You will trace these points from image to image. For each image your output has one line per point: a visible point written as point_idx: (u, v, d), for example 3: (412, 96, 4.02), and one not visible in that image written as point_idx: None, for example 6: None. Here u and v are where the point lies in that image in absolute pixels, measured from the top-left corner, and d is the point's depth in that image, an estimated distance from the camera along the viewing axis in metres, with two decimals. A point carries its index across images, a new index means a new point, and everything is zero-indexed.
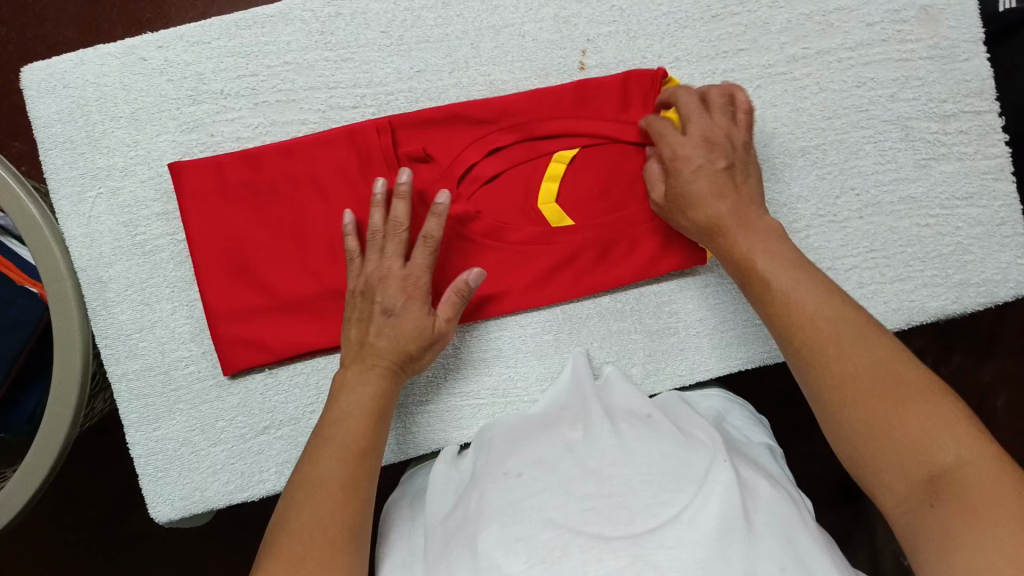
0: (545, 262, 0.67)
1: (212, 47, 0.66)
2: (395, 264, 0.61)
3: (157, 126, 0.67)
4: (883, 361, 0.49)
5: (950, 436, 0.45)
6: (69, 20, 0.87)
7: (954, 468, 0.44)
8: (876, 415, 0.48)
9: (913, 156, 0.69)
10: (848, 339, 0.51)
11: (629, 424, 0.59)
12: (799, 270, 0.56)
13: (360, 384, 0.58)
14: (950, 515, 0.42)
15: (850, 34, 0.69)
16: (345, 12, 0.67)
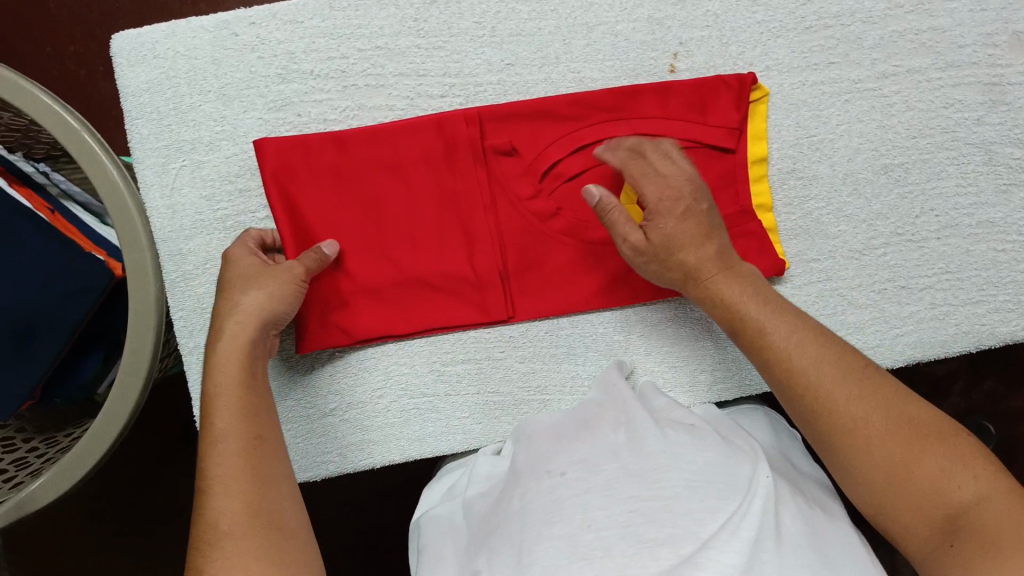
0: (621, 264, 0.67)
1: (306, 27, 0.66)
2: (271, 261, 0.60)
3: (245, 102, 0.67)
4: (887, 407, 0.51)
5: (967, 474, 0.47)
6: None
7: (974, 507, 0.46)
8: (891, 457, 0.49)
9: (995, 180, 0.69)
10: (852, 387, 0.52)
11: (677, 428, 0.57)
12: (786, 317, 0.56)
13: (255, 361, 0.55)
14: (968, 552, 0.44)
15: (941, 55, 0.69)
16: (440, 0, 0.67)
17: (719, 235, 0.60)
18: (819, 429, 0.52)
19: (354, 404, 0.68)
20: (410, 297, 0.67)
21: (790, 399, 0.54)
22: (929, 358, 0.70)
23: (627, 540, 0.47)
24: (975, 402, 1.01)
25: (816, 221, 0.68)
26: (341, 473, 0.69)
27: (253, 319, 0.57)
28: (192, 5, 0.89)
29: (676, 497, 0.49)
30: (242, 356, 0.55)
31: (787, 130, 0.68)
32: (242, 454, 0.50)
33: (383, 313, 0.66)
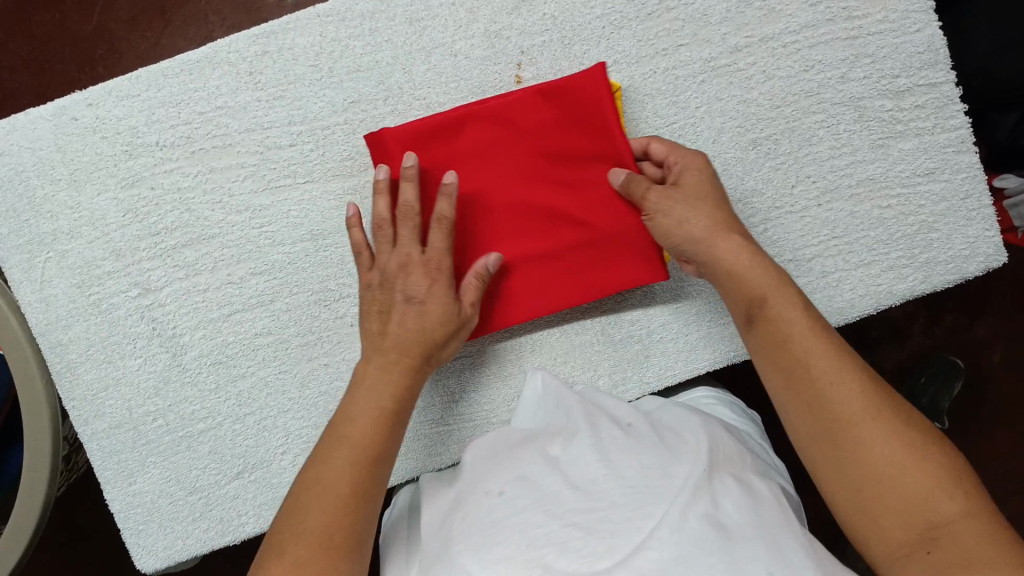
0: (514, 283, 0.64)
1: (142, 99, 0.65)
2: (414, 250, 0.59)
3: (97, 185, 0.66)
4: (881, 407, 0.49)
5: (952, 491, 0.46)
6: (23, 64, 0.90)
7: (951, 523, 0.45)
8: (886, 462, 0.47)
9: (869, 137, 0.67)
10: (841, 379, 0.50)
11: (609, 439, 0.55)
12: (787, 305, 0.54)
13: (381, 379, 0.57)
14: (943, 572, 0.43)
15: (793, 18, 0.66)
16: (272, 50, 0.65)
17: (722, 212, 0.59)
18: (810, 419, 0.51)
19: (259, 464, 0.68)
20: None
21: (782, 390, 0.53)
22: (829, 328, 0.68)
23: (568, 556, 0.44)
24: (938, 338, 0.97)
25: None
26: (261, 532, 0.69)
27: (376, 412, 0.56)
28: (90, 69, 0.90)
29: (612, 504, 0.48)
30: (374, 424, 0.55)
31: (647, 121, 0.67)
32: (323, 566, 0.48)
33: None
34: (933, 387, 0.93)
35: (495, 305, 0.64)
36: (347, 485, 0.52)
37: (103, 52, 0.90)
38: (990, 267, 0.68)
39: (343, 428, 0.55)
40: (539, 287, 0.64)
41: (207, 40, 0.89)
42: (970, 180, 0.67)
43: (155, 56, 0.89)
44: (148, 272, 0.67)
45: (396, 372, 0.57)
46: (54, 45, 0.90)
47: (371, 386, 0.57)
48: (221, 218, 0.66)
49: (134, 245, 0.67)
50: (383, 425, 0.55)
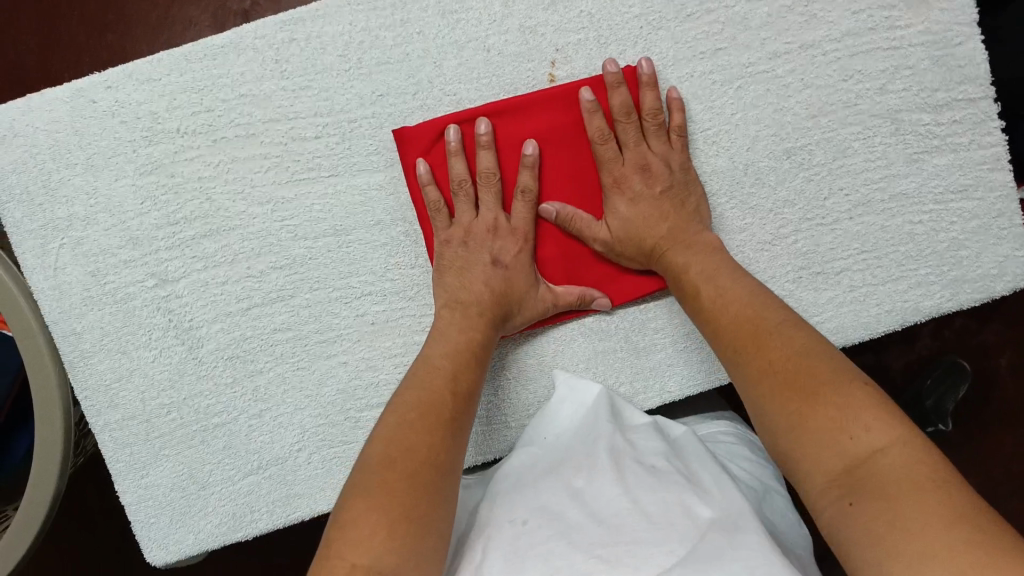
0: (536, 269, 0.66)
1: (163, 84, 0.63)
2: (500, 214, 0.64)
3: (115, 170, 0.64)
4: (800, 356, 0.50)
5: (862, 423, 0.45)
6: (30, 29, 0.86)
7: (872, 459, 0.43)
8: (791, 411, 0.48)
9: (905, 150, 0.66)
10: (777, 339, 0.52)
11: (632, 469, 0.54)
12: (724, 278, 0.59)
13: (452, 333, 0.60)
14: (866, 510, 0.41)
15: (834, 25, 0.65)
16: (299, 38, 0.63)
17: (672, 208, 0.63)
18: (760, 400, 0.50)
19: (275, 460, 0.67)
20: None
21: (745, 367, 0.52)
22: (853, 343, 0.68)
23: None
24: (947, 340, 0.97)
25: (720, 217, 0.66)
26: (273, 529, 0.69)
27: (445, 387, 0.56)
28: (99, 37, 0.86)
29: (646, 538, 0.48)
30: (456, 362, 0.58)
31: None
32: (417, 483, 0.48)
33: None
34: (940, 388, 0.94)
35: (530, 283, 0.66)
36: (431, 453, 0.51)
37: (112, 19, 0.86)
38: (1019, 287, 0.67)
39: (423, 372, 0.57)
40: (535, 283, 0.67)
41: (221, 11, 0.85)
42: (1003, 198, 0.66)
43: (168, 25, 0.85)
44: (165, 262, 0.65)
45: (476, 324, 0.61)
46: (60, 11, 0.86)
47: (449, 336, 0.60)
48: (242, 210, 0.65)
49: (152, 234, 0.65)
50: (457, 405, 0.55)
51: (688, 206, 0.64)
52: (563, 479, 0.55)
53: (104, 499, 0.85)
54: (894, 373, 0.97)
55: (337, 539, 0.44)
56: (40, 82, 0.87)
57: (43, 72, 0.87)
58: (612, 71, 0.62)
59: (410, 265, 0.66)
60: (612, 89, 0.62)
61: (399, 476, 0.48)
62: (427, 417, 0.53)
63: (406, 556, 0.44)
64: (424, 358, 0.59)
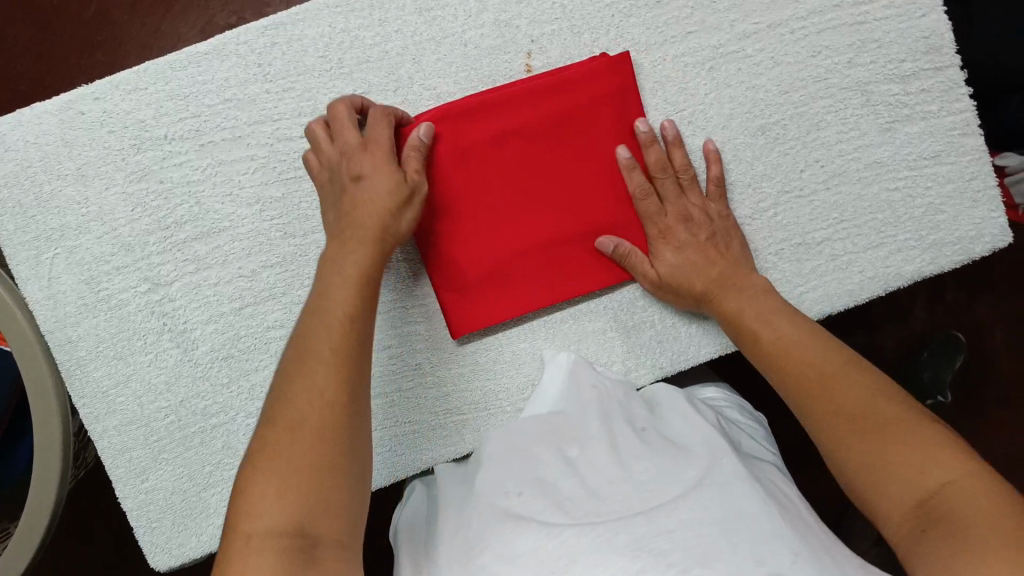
0: (539, 263, 0.66)
1: (150, 93, 0.65)
2: (352, 139, 0.58)
3: (105, 179, 0.66)
4: (870, 399, 0.51)
5: (934, 463, 0.46)
6: (23, 50, 0.89)
7: (944, 493, 0.45)
8: (864, 451, 0.49)
9: (876, 120, 0.68)
10: (841, 385, 0.53)
11: (623, 441, 0.56)
12: (779, 321, 0.59)
13: (344, 256, 0.56)
14: (942, 543, 0.42)
15: (800, 4, 0.67)
16: (280, 41, 0.65)
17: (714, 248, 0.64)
18: (824, 413, 0.52)
19: None
20: (456, 299, 0.66)
21: (795, 387, 0.55)
22: (840, 310, 0.69)
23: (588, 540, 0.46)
24: (940, 316, 0.99)
25: None
26: None
27: (341, 317, 0.52)
28: (90, 56, 0.89)
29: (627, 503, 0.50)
30: (354, 279, 0.55)
31: (657, 109, 0.67)
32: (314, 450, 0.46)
33: (466, 304, 0.66)
34: (936, 361, 0.96)
35: (535, 279, 0.66)
36: (320, 392, 0.49)
37: (103, 39, 0.89)
38: (997, 248, 0.69)
39: (324, 296, 0.54)
40: (535, 279, 0.66)
41: (207, 26, 0.89)
42: (976, 162, 0.68)
43: (158, 42, 0.89)
44: (158, 267, 0.66)
45: (360, 244, 0.56)
46: (51, 32, 0.89)
47: (340, 264, 0.56)
48: (231, 211, 0.66)
49: (144, 240, 0.66)
50: (350, 327, 0.52)
51: (732, 251, 0.65)
52: (553, 445, 0.57)
53: (107, 515, 0.85)
54: (889, 351, 0.99)
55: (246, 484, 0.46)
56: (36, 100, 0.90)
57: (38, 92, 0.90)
58: (643, 130, 0.63)
59: (400, 257, 0.67)
60: (646, 147, 0.64)
61: (303, 423, 0.47)
62: (322, 344, 0.51)
63: (300, 513, 0.44)
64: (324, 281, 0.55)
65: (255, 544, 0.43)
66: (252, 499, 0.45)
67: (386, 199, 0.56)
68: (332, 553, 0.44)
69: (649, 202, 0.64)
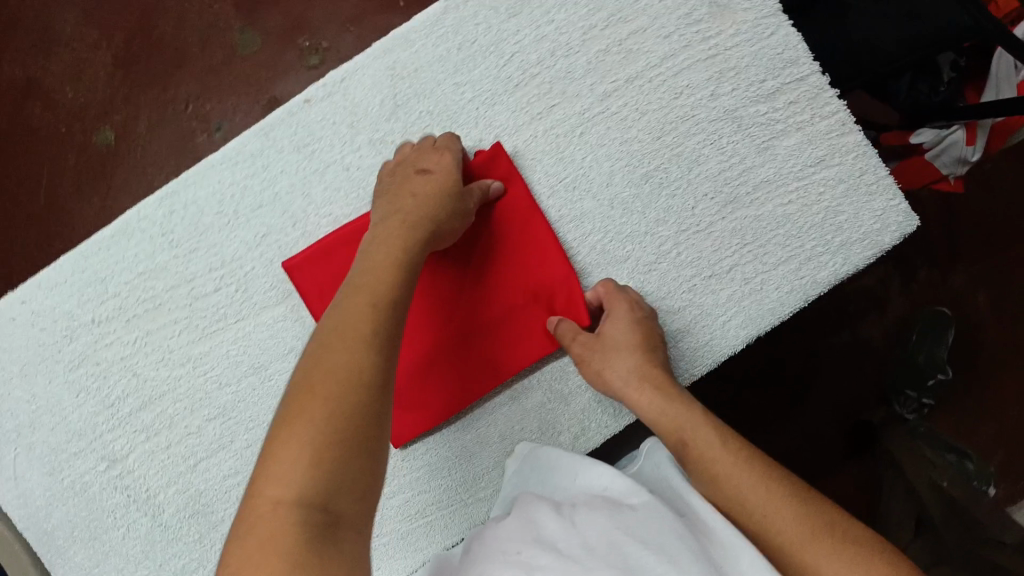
0: (466, 361, 0.68)
1: (70, 284, 0.69)
2: (431, 159, 0.65)
3: (47, 374, 0.69)
4: (698, 424, 0.59)
5: (754, 474, 0.55)
6: None
7: (779, 501, 0.53)
8: (713, 466, 0.56)
9: (753, 142, 0.69)
10: (680, 406, 0.60)
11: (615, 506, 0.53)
12: (635, 357, 0.63)
13: (390, 237, 0.59)
14: (797, 550, 0.51)
15: (651, 53, 0.69)
16: (177, 208, 0.69)
17: (646, 352, 0.64)
18: (706, 480, 0.56)
19: None
20: (394, 409, 0.68)
21: (649, 418, 0.61)
22: (766, 330, 0.69)
23: None
24: (919, 295, 1.03)
25: (603, 251, 0.69)
26: None
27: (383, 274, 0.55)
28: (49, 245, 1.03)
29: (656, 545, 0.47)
30: (401, 257, 0.57)
31: (540, 182, 0.69)
32: (347, 383, 0.46)
33: (407, 415, 0.68)
34: (927, 342, 1.00)
35: (465, 379, 0.68)
36: (361, 358, 0.48)
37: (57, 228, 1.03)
38: (907, 233, 0.69)
39: (368, 260, 0.57)
40: (463, 377, 0.68)
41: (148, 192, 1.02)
42: (861, 157, 0.69)
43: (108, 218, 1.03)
44: (111, 443, 0.69)
45: (404, 230, 0.59)
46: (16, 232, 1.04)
47: (378, 276, 0.55)
48: (167, 375, 0.69)
49: (92, 421, 0.69)
50: (385, 335, 0.50)
51: (652, 342, 0.65)
52: (553, 508, 0.53)
53: None
54: (877, 343, 1.02)
55: (289, 423, 0.44)
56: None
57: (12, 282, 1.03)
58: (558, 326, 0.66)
59: None
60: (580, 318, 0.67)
61: (337, 368, 0.47)
62: (369, 290, 0.53)
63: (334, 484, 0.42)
64: (353, 295, 0.53)
65: (281, 511, 0.41)
66: (286, 453, 0.43)
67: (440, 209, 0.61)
68: (351, 535, 0.42)
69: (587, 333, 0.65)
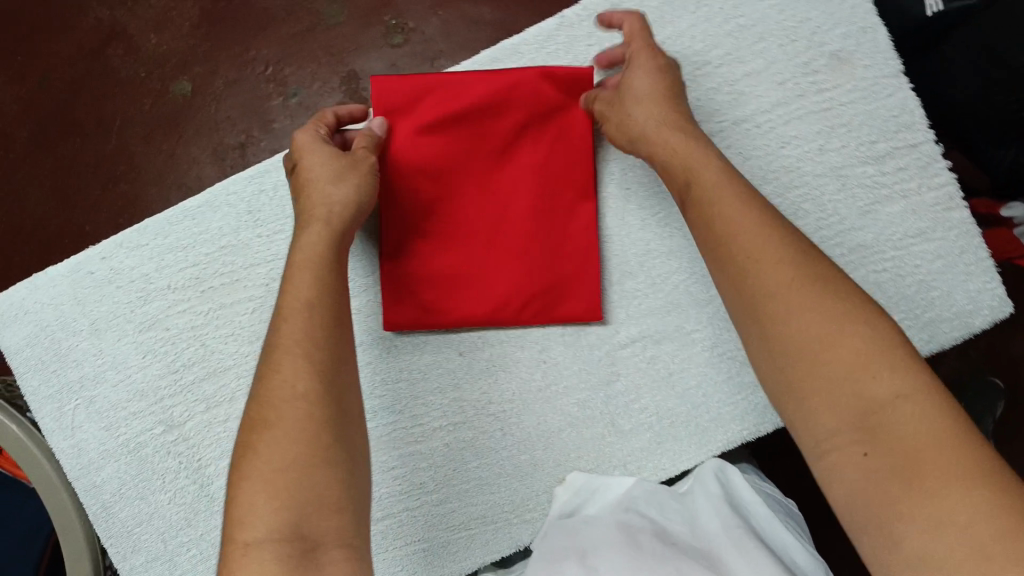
0: (526, 197, 0.68)
1: (151, 247, 0.70)
2: (308, 138, 0.63)
3: (117, 332, 0.70)
4: (793, 283, 0.47)
5: (857, 346, 0.43)
6: (48, 192, 1.03)
7: (893, 406, 0.41)
8: (805, 322, 0.45)
9: (855, 204, 0.67)
10: (768, 265, 0.48)
11: (654, 556, 0.54)
12: (737, 207, 0.52)
13: (302, 235, 0.58)
14: (885, 469, 0.40)
15: (763, 98, 0.68)
16: (267, 188, 0.69)
17: (711, 163, 0.56)
18: (782, 354, 0.46)
19: None
20: (544, 310, 0.68)
21: (721, 262, 0.51)
22: None
23: None
24: (973, 359, 1.01)
25: (686, 293, 0.69)
26: None
27: (308, 271, 0.56)
28: (112, 188, 1.03)
29: None
30: (319, 256, 0.57)
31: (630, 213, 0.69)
32: (297, 405, 0.48)
33: (557, 303, 0.68)
34: (978, 407, 0.97)
35: (558, 219, 0.68)
36: (294, 377, 0.50)
37: (123, 169, 1.03)
38: (999, 318, 0.67)
39: (292, 262, 0.57)
40: (552, 221, 0.68)
41: (219, 146, 1.02)
42: (963, 235, 0.67)
43: (174, 167, 1.02)
44: (170, 408, 0.70)
45: (308, 229, 0.58)
46: (80, 170, 1.03)
47: (299, 286, 0.55)
48: (234, 350, 0.69)
49: (155, 384, 0.70)
50: (323, 347, 0.52)
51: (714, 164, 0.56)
52: (576, 560, 0.55)
53: None
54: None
55: (246, 464, 0.47)
56: (72, 235, 1.03)
57: (76, 220, 1.03)
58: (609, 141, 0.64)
59: (395, 381, 0.70)
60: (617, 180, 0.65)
61: (283, 404, 0.49)
62: (290, 304, 0.54)
63: (303, 509, 0.45)
64: (285, 313, 0.53)
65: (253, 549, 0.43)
66: (254, 483, 0.46)
67: (324, 182, 0.60)
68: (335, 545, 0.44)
69: (644, 140, 0.60)
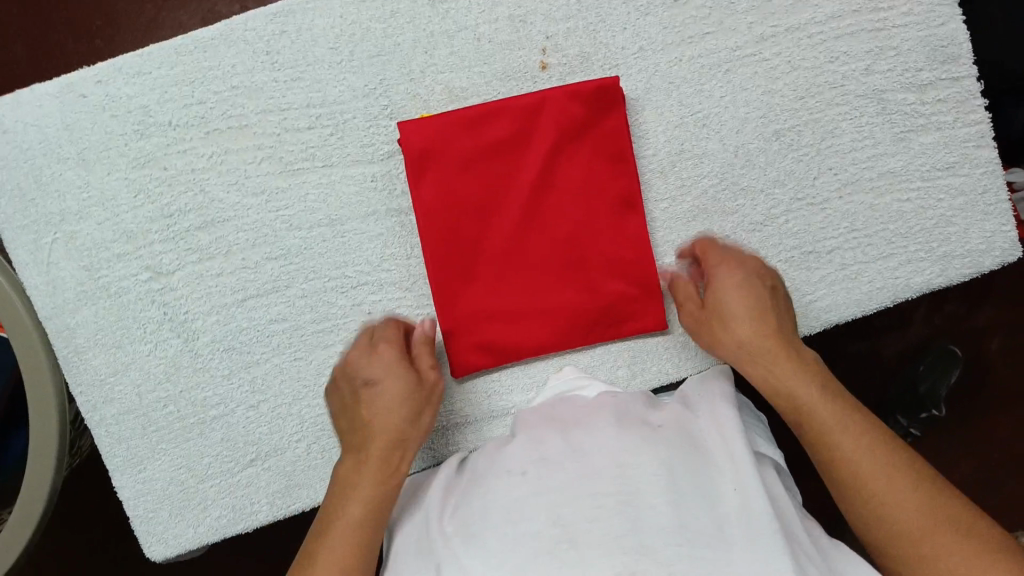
0: (579, 167, 0.64)
1: (155, 77, 0.64)
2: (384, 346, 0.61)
3: (107, 165, 0.64)
4: (813, 399, 0.55)
5: (869, 449, 0.52)
6: (17, 35, 0.92)
7: (894, 497, 0.50)
8: (820, 438, 0.54)
9: (891, 129, 0.67)
10: (790, 380, 0.56)
11: (634, 424, 0.51)
12: (745, 316, 0.59)
13: (381, 371, 0.60)
14: (906, 553, 0.49)
15: (818, 8, 0.66)
16: (290, 29, 0.64)
17: (760, 306, 0.59)
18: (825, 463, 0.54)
19: (273, 451, 0.66)
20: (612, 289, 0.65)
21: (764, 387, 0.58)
22: (846, 319, 0.68)
23: (583, 513, 0.43)
24: (938, 326, 1.00)
25: (712, 199, 0.67)
26: (273, 521, 0.67)
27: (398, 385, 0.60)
28: (87, 42, 0.92)
29: (640, 487, 0.45)
30: (399, 378, 0.60)
31: (671, 110, 0.66)
32: (365, 519, 0.55)
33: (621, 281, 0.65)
34: (934, 372, 0.96)
35: (618, 200, 0.64)
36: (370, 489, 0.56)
37: (100, 24, 0.92)
38: (1006, 261, 0.69)
39: (366, 391, 0.60)
40: (607, 197, 0.64)
41: (209, 13, 0.92)
42: (989, 174, 0.67)
43: (158, 30, 0.92)
44: (160, 255, 0.65)
45: (390, 369, 0.60)
46: (52, 20, 0.92)
47: (382, 399, 0.59)
48: (236, 201, 0.65)
49: (146, 227, 0.65)
50: (375, 455, 0.57)
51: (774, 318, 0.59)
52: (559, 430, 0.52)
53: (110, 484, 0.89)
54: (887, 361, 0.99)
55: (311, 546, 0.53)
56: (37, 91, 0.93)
57: (42, 71, 0.93)
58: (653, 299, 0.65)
59: (407, 256, 0.66)
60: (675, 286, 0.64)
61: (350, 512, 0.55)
62: (375, 430, 0.58)
63: None
64: (342, 484, 0.57)
65: None
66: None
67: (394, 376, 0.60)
68: None
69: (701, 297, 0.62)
